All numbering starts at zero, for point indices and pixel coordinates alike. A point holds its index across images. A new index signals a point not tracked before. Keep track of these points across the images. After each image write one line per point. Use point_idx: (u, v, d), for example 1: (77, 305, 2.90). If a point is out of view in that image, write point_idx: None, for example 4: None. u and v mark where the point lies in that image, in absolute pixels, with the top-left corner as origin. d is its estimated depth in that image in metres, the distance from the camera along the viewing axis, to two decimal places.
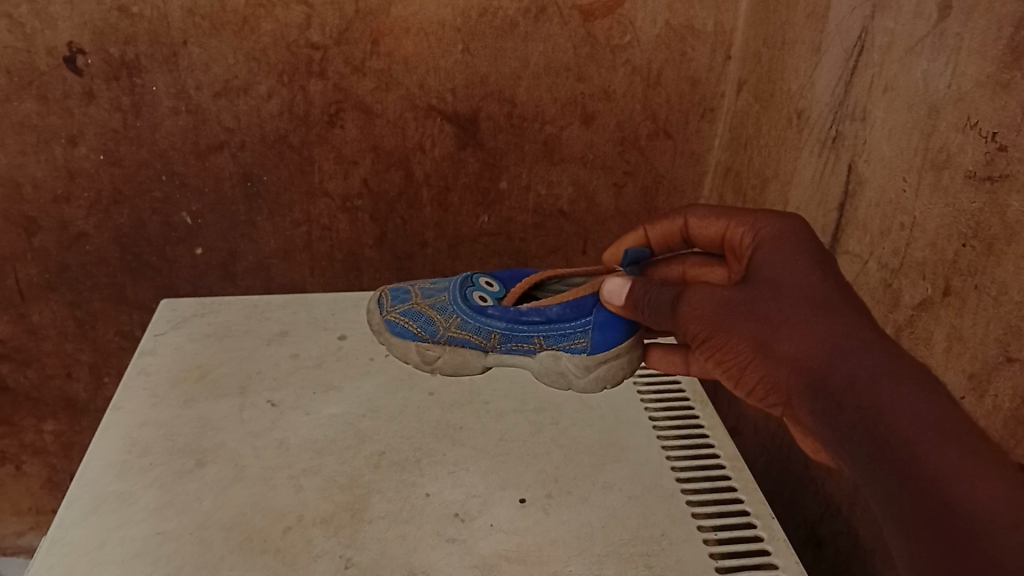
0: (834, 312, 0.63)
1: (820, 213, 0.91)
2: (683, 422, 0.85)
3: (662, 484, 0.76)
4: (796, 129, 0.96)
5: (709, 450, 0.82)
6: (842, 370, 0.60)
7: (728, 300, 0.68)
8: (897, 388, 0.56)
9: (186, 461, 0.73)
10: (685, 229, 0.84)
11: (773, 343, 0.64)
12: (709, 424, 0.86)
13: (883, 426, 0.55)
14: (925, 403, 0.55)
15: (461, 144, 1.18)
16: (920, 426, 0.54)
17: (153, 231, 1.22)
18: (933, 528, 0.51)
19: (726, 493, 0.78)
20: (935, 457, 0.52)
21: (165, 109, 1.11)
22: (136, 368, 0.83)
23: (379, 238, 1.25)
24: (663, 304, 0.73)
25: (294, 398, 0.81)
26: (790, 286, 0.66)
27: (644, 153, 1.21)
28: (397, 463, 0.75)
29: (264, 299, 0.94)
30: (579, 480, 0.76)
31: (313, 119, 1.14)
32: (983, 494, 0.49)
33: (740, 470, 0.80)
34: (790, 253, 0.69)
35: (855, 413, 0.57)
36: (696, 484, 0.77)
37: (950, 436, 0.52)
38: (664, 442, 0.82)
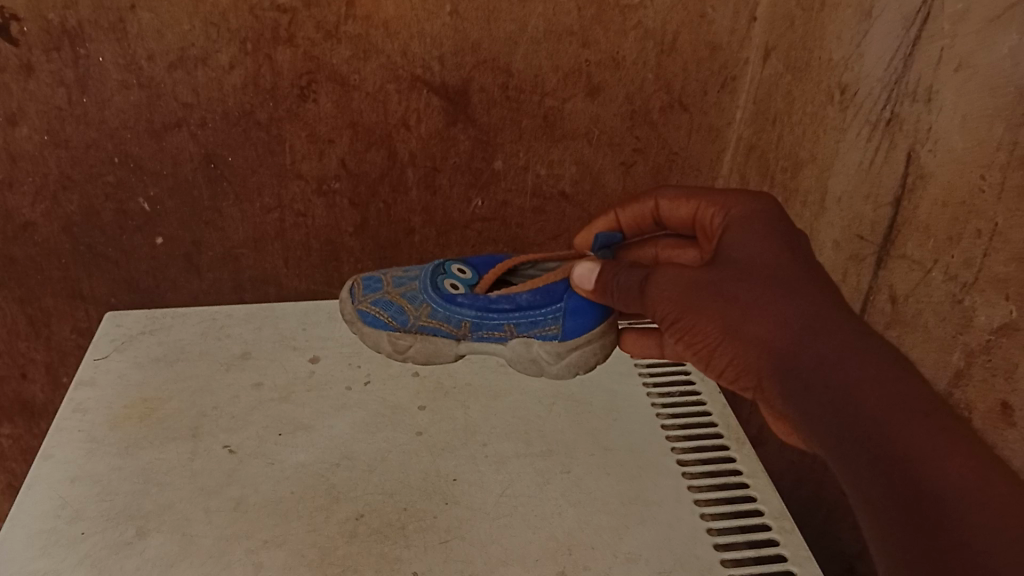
0: (801, 292, 0.59)
1: (869, 207, 0.78)
2: (718, 470, 0.73)
3: (697, 556, 0.65)
4: (839, 106, 0.83)
5: (752, 505, 0.71)
6: (810, 351, 0.56)
7: (694, 280, 0.62)
8: (866, 370, 0.52)
9: (125, 531, 0.61)
10: (656, 212, 0.76)
11: (740, 326, 0.59)
12: (748, 471, 0.74)
13: (852, 406, 0.51)
14: (893, 381, 0.51)
15: (450, 120, 1.04)
16: (889, 407, 0.50)
17: (107, 220, 1.08)
18: (902, 507, 0.47)
19: (773, 562, 0.66)
20: (906, 436, 0.48)
21: (114, 83, 0.97)
22: (70, 404, 0.71)
23: (360, 224, 1.12)
24: (632, 286, 0.67)
25: (255, 441, 0.69)
26: (758, 268, 0.61)
27: (657, 127, 1.08)
28: (378, 531, 0.63)
29: (223, 312, 0.83)
30: (597, 549, 0.64)
31: (281, 92, 1.00)
32: (958, 477, 0.46)
33: (789, 532, 0.69)
34: (759, 233, 0.64)
35: (824, 397, 0.53)
36: (738, 552, 0.66)
37: (919, 414, 0.49)
38: (697, 497, 0.70)
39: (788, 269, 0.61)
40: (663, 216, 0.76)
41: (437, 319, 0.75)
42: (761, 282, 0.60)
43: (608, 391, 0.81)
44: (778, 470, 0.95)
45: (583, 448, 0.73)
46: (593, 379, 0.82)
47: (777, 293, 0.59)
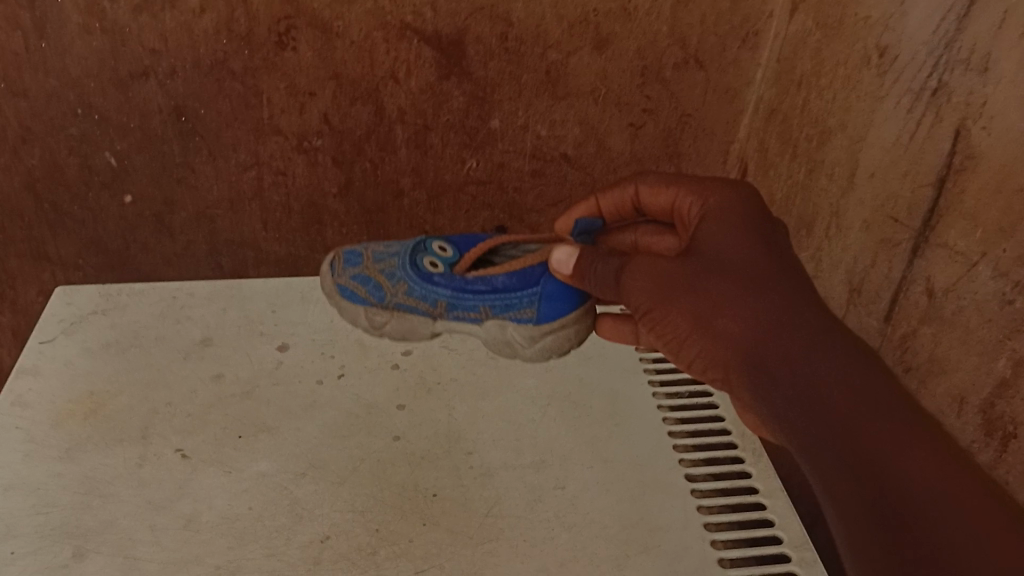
0: (773, 287, 0.55)
1: (906, 187, 0.70)
2: (733, 489, 0.67)
3: None
4: (876, 71, 0.74)
5: (768, 531, 0.64)
6: (780, 347, 0.53)
7: (668, 271, 0.59)
8: (833, 366, 0.50)
9: (60, 553, 0.56)
10: (636, 200, 0.72)
11: (712, 320, 0.56)
12: (766, 490, 0.67)
13: (819, 402, 0.49)
14: (860, 374, 0.49)
15: (443, 73, 0.95)
16: (854, 401, 0.48)
17: (72, 176, 0.98)
18: (869, 505, 0.45)
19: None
20: (869, 433, 0.46)
21: (74, 26, 0.87)
22: (10, 398, 0.66)
23: (345, 186, 1.03)
24: (609, 277, 0.63)
25: (211, 445, 0.64)
26: (732, 260, 0.58)
27: (669, 85, 0.98)
28: (346, 558, 0.57)
29: (184, 291, 0.77)
30: None
31: (257, 40, 0.90)
32: (917, 470, 0.44)
33: (810, 563, 0.62)
34: (734, 223, 0.60)
35: (793, 393, 0.51)
36: None
37: (883, 407, 0.47)
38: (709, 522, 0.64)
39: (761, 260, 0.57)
40: (643, 204, 0.72)
41: (413, 299, 0.70)
42: (734, 276, 0.56)
43: (611, 393, 0.73)
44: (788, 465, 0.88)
45: (581, 460, 0.66)
46: (595, 377, 0.75)
47: (747, 286, 0.56)
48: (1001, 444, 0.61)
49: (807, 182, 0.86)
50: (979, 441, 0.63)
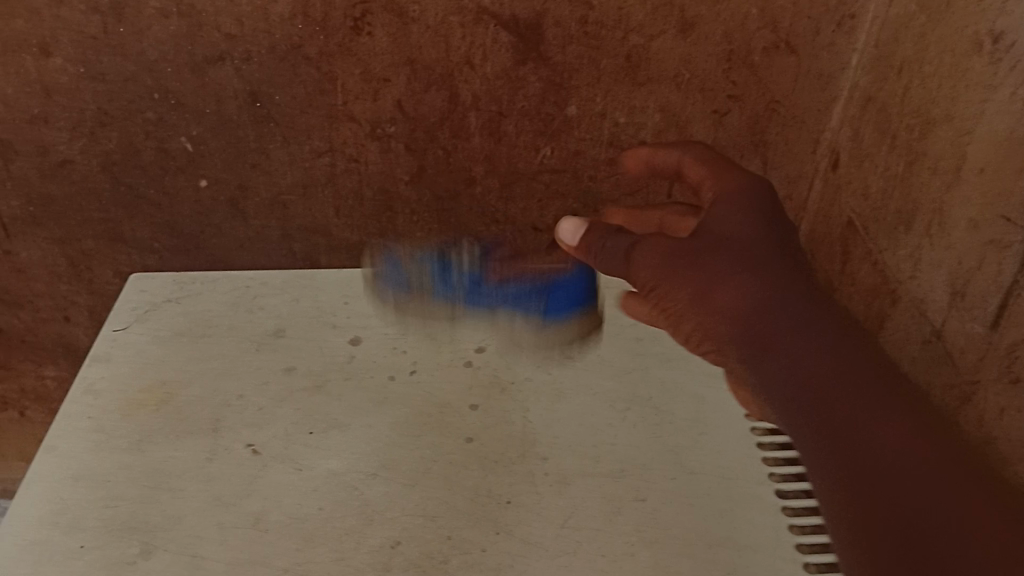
0: (770, 265, 0.56)
1: (1021, 183, 0.64)
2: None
3: None
4: (988, 57, 0.68)
5: None
6: (766, 326, 0.54)
7: (672, 247, 0.59)
8: (816, 346, 0.51)
9: (128, 549, 0.56)
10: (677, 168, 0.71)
11: (708, 293, 0.56)
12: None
13: (808, 387, 0.50)
14: (836, 348, 0.51)
15: (520, 58, 0.92)
16: (832, 373, 0.49)
17: (148, 160, 0.99)
18: (857, 482, 0.46)
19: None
20: (852, 410, 0.48)
21: (152, 10, 0.87)
22: (83, 385, 0.65)
23: (417, 172, 1.01)
24: (617, 253, 0.63)
25: (281, 442, 0.62)
26: (739, 242, 0.58)
27: (757, 71, 0.93)
28: (416, 564, 0.56)
29: (257, 278, 0.76)
30: None
31: (332, 24, 0.89)
32: (890, 439, 0.46)
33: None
34: (740, 210, 0.60)
35: (776, 368, 0.52)
36: None
37: (856, 378, 0.49)
38: (800, 543, 0.59)
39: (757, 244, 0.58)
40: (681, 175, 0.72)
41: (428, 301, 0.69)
42: (729, 257, 0.57)
43: (693, 397, 0.69)
44: None
45: (662, 471, 0.63)
46: (676, 381, 0.70)
47: (747, 266, 0.56)
48: None
49: (906, 175, 0.81)
50: None
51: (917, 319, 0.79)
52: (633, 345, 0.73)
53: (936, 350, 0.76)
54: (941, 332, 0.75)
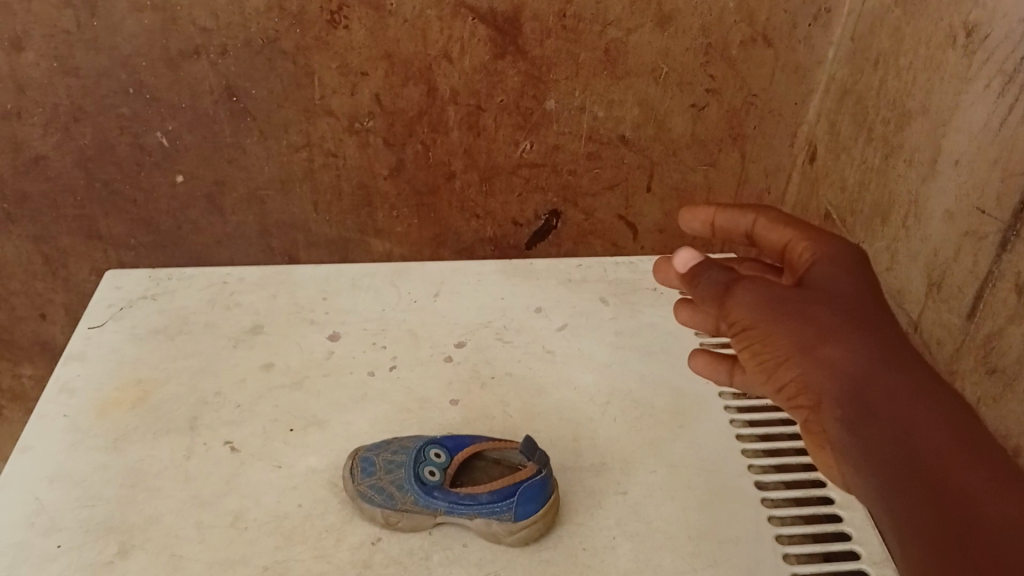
0: (883, 328, 0.51)
1: (996, 175, 0.65)
2: (805, 498, 0.61)
3: None
4: (962, 51, 0.69)
5: (844, 545, 0.58)
6: (879, 384, 0.48)
7: (782, 295, 0.52)
8: (929, 407, 0.47)
9: (105, 549, 0.54)
10: (756, 229, 0.62)
11: (819, 350, 0.50)
12: (842, 500, 0.61)
13: (916, 445, 0.46)
14: (952, 412, 0.47)
15: (498, 52, 0.92)
16: (947, 436, 0.46)
17: (123, 156, 0.98)
18: (968, 553, 0.42)
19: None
20: (968, 479, 0.44)
21: (125, 4, 0.86)
22: (57, 383, 0.64)
23: (396, 167, 1.00)
24: (718, 287, 0.55)
25: (260, 439, 0.61)
26: (848, 297, 0.52)
27: (735, 65, 0.93)
28: (398, 561, 0.54)
29: (234, 274, 0.75)
30: None
31: (309, 17, 0.88)
32: (1012, 522, 0.42)
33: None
34: (845, 267, 0.54)
35: (885, 424, 0.48)
36: None
37: (973, 446, 0.46)
38: (780, 532, 0.58)
39: (868, 305, 0.53)
40: (758, 236, 0.62)
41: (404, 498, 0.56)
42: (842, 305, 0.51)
43: (672, 390, 0.68)
44: None
45: (644, 463, 0.62)
46: (658, 374, 0.69)
47: (855, 324, 0.50)
48: None
49: (882, 168, 0.81)
50: None
51: (896, 310, 0.79)
52: (612, 338, 0.72)
53: (914, 342, 0.77)
54: (919, 322, 0.75)
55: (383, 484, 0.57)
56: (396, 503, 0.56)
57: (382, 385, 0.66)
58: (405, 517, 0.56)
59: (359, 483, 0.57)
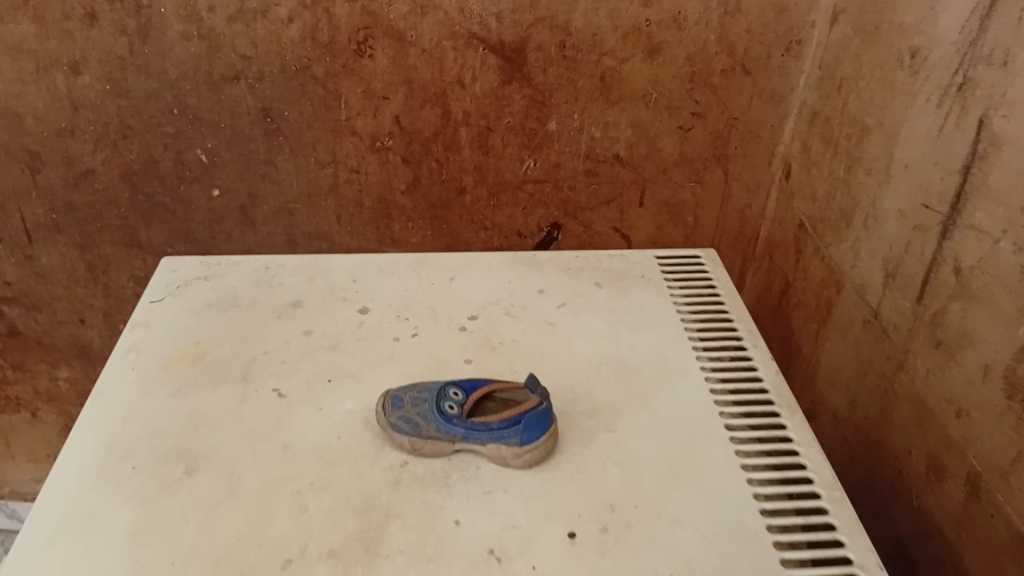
0: None
1: (938, 174, 0.75)
2: (767, 437, 0.64)
3: (743, 521, 0.57)
4: (908, 72, 0.80)
5: (800, 473, 0.61)
6: None
7: None
8: None
9: (174, 469, 0.60)
10: None
11: None
12: (800, 439, 0.64)
13: None
14: None
15: (505, 79, 1.03)
16: None
17: (165, 170, 1.09)
18: None
19: (821, 533, 0.57)
20: None
21: (174, 33, 0.98)
22: (124, 345, 0.71)
23: (412, 182, 1.11)
24: None
25: (304, 387, 0.68)
26: None
27: (717, 91, 1.05)
28: (422, 479, 0.59)
29: (277, 262, 0.83)
30: (642, 509, 0.58)
31: (338, 46, 1.00)
32: None
33: (839, 501, 0.60)
34: None
35: None
36: (784, 519, 0.57)
37: None
38: (743, 462, 0.62)
39: None
40: None
41: (426, 428, 0.60)
42: None
43: (659, 358, 0.73)
44: (832, 446, 0.93)
45: (630, 410, 0.67)
46: (645, 342, 0.74)
47: None
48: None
49: (847, 178, 0.92)
50: (1001, 405, 0.66)
51: (857, 302, 0.89)
52: (608, 314, 0.78)
53: (874, 328, 0.86)
54: (877, 310, 0.85)
55: (408, 415, 0.61)
56: (421, 432, 0.60)
57: (401, 345, 0.73)
58: (428, 443, 0.60)
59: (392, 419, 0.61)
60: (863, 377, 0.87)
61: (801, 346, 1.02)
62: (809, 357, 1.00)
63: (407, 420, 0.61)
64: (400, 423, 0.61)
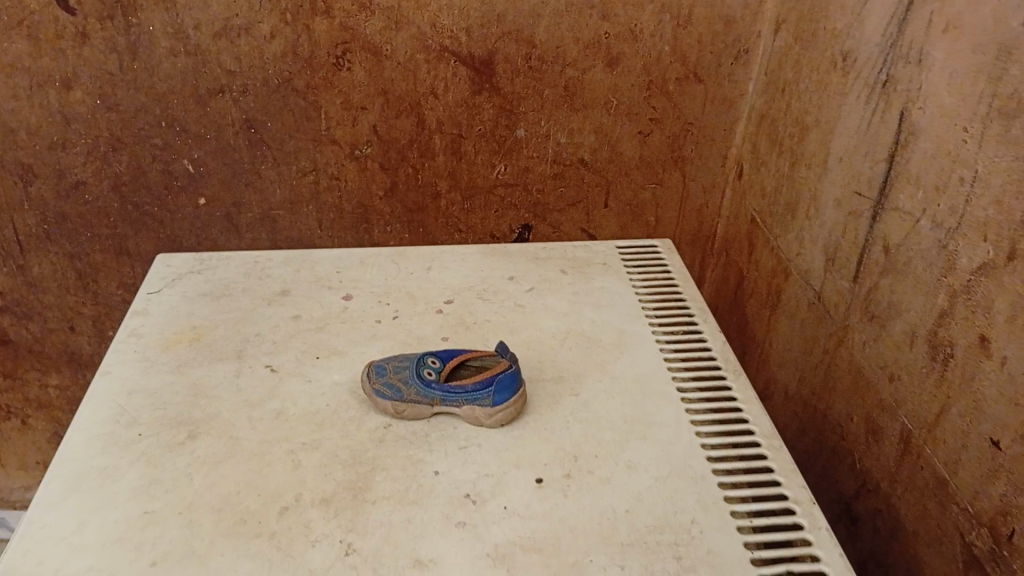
0: None
1: (867, 164, 0.83)
2: (714, 396, 0.72)
3: (691, 465, 0.64)
4: (841, 74, 0.88)
5: (743, 426, 0.69)
6: None
7: None
8: None
9: (177, 434, 0.66)
10: None
11: None
12: (743, 396, 0.72)
13: None
14: None
15: (476, 88, 1.10)
16: None
17: (154, 180, 1.14)
18: None
19: (761, 475, 0.64)
20: None
21: (162, 50, 1.04)
22: (126, 330, 0.77)
23: (390, 187, 1.18)
24: None
25: (294, 363, 0.74)
26: None
27: (673, 97, 1.13)
28: (405, 438, 0.66)
29: (265, 256, 0.89)
30: (601, 458, 0.65)
31: (318, 60, 1.07)
32: None
33: (777, 448, 0.67)
34: None
35: None
36: (728, 464, 0.65)
37: None
38: (693, 418, 0.69)
39: None
40: None
41: (408, 392, 0.66)
42: None
43: (619, 332, 0.80)
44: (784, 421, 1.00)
45: (592, 376, 0.74)
46: (606, 319, 0.81)
47: None
48: (943, 364, 0.71)
49: (791, 174, 1.00)
50: (925, 365, 0.74)
51: (803, 286, 0.97)
52: (571, 297, 0.85)
53: (817, 309, 0.93)
54: (819, 292, 0.93)
55: (392, 380, 0.67)
56: (403, 396, 0.66)
57: (383, 326, 0.79)
58: (409, 407, 0.67)
59: (378, 384, 0.67)
60: (809, 355, 0.95)
61: (755, 332, 1.10)
62: (763, 342, 1.08)
63: (391, 385, 0.67)
64: (385, 388, 0.67)
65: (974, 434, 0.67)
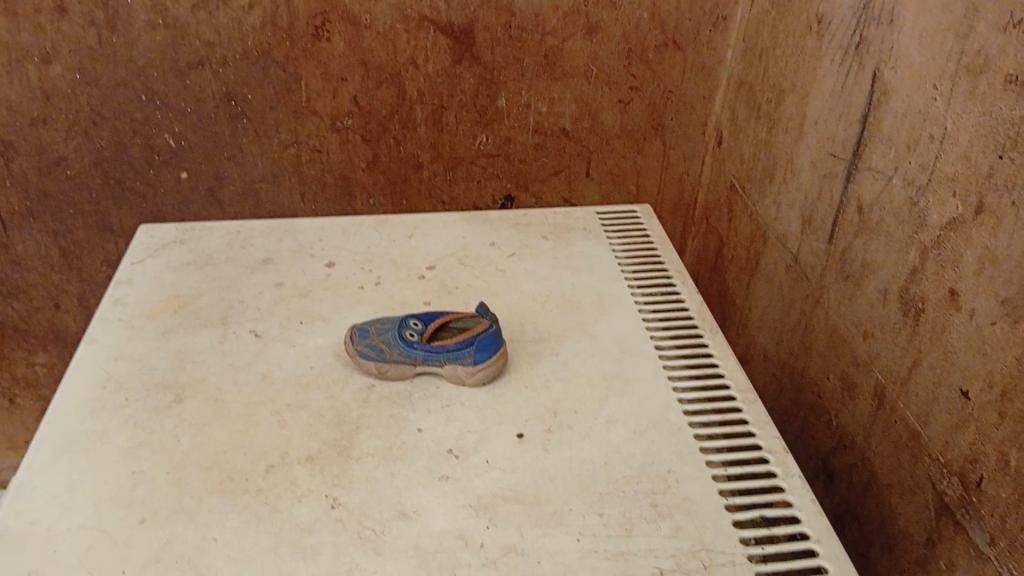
0: None
1: (841, 126, 0.84)
2: (690, 351, 0.74)
3: (667, 418, 0.66)
4: (816, 37, 0.89)
5: (719, 380, 0.71)
6: None
7: None
8: None
9: (164, 399, 0.67)
10: None
11: None
12: (719, 352, 0.74)
13: None
14: None
15: (456, 59, 1.11)
16: None
17: (135, 155, 1.14)
18: None
19: (735, 426, 0.67)
20: None
21: (141, 23, 1.04)
22: (111, 300, 0.78)
23: (372, 159, 1.18)
24: None
25: (279, 328, 0.75)
26: None
27: (652, 65, 1.13)
28: (389, 398, 0.67)
29: (248, 226, 0.90)
30: (581, 413, 0.67)
31: (298, 32, 1.07)
32: None
33: (751, 401, 0.69)
34: None
35: None
36: (704, 417, 0.67)
37: None
38: (670, 374, 0.71)
39: None
40: None
41: (390, 353, 0.67)
42: None
43: (598, 294, 0.81)
44: (763, 383, 1.02)
45: (572, 336, 0.75)
46: (586, 282, 0.83)
47: None
48: (914, 319, 0.73)
49: (768, 139, 1.01)
50: (897, 321, 0.75)
51: (780, 249, 0.98)
52: (552, 261, 0.86)
53: (794, 271, 0.95)
54: (796, 254, 0.94)
55: (376, 342, 0.68)
56: (386, 356, 0.68)
57: (366, 292, 0.80)
58: (392, 367, 0.68)
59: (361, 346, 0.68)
60: (787, 316, 0.97)
61: (735, 297, 1.11)
62: (743, 306, 1.09)
63: (374, 346, 0.68)
64: (368, 349, 0.68)
65: (942, 385, 0.70)
